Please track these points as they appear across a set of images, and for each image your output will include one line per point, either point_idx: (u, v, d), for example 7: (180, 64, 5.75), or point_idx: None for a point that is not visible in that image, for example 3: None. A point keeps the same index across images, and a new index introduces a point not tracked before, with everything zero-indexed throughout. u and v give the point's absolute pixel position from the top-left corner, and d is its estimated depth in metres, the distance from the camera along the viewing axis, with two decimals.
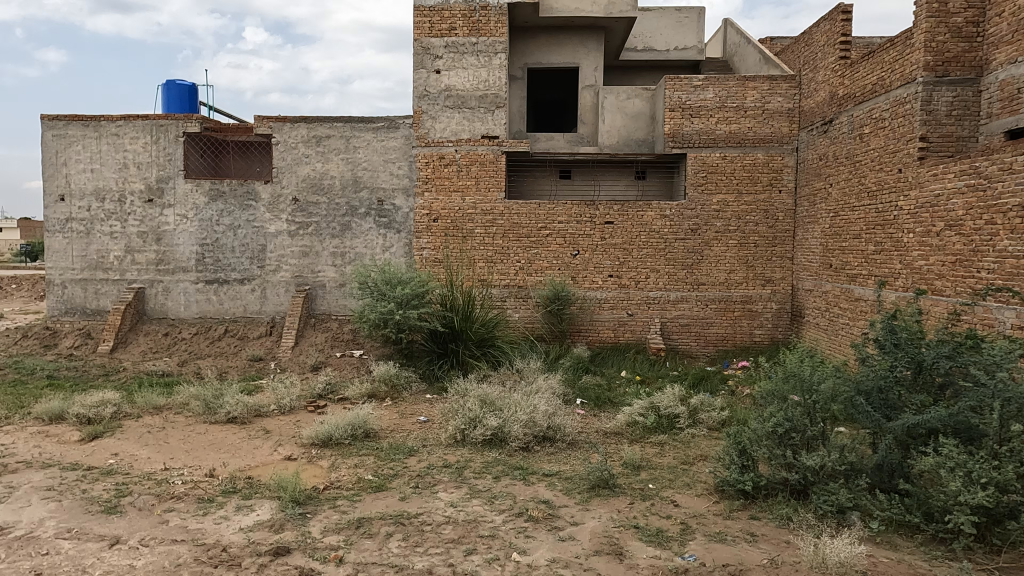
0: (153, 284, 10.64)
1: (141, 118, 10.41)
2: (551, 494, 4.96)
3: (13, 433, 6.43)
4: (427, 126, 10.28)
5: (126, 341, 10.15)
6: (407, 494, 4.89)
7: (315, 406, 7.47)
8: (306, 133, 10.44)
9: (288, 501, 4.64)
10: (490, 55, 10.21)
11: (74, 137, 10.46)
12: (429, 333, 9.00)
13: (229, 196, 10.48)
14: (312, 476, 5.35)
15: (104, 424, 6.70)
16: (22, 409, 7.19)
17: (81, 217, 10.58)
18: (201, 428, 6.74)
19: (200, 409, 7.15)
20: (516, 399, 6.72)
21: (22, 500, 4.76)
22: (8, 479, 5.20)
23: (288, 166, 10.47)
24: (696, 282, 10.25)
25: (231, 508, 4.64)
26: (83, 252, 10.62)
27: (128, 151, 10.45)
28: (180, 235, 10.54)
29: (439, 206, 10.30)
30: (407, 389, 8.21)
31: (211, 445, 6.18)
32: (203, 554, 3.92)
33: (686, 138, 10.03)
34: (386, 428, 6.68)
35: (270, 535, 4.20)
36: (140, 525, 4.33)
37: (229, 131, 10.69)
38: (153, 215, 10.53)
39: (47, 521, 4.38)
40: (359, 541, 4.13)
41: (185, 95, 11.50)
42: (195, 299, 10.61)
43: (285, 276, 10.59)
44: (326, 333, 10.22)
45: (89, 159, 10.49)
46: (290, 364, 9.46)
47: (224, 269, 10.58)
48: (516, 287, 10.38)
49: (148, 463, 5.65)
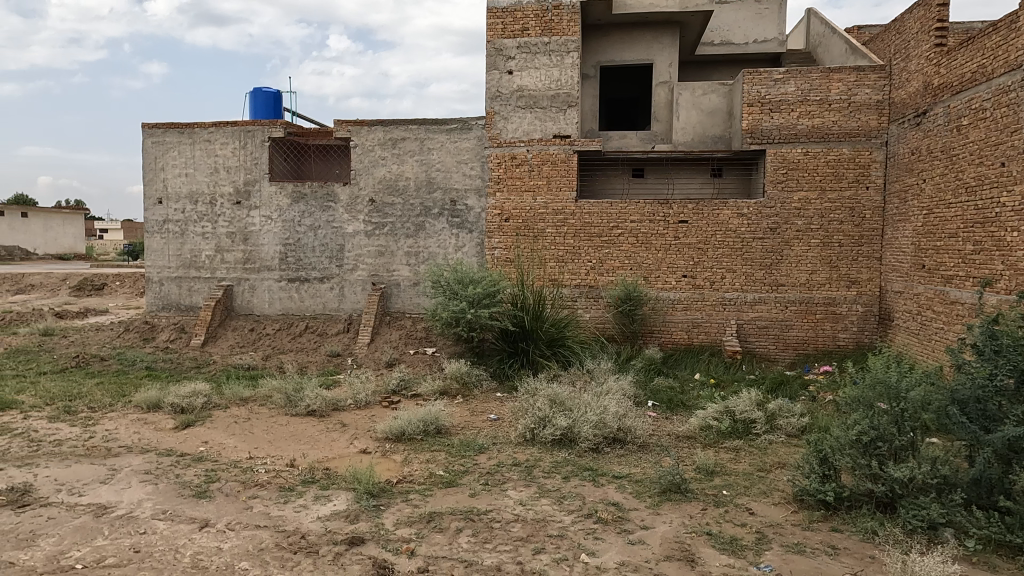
0: (241, 282, 11.21)
1: (230, 125, 10.98)
2: (621, 496, 4.90)
3: (116, 420, 6.93)
4: (499, 126, 10.37)
5: (216, 335, 10.76)
6: (477, 491, 4.95)
7: (389, 402, 7.67)
8: (383, 136, 10.74)
9: (363, 493, 4.80)
10: (562, 54, 10.18)
11: (170, 144, 11.18)
12: (500, 332, 9.09)
13: (310, 198, 10.92)
14: (386, 470, 5.51)
15: (196, 413, 7.13)
16: (123, 398, 7.74)
17: (176, 218, 11.28)
18: (283, 419, 7.06)
19: (281, 402, 7.48)
20: (587, 399, 6.67)
21: (123, 482, 5.12)
22: (111, 462, 5.61)
23: (365, 168, 10.80)
24: (775, 282, 9.88)
25: (309, 497, 4.82)
26: (178, 252, 11.32)
27: (218, 156, 11.05)
28: (265, 235, 11.06)
29: (510, 206, 10.38)
30: (478, 387, 8.31)
31: (293, 436, 6.46)
32: (284, 540, 4.06)
33: (766, 134, 9.70)
34: (457, 425, 6.78)
35: (346, 525, 4.34)
36: (227, 510, 4.58)
37: (311, 135, 11.10)
38: (241, 217, 11.09)
39: (145, 503, 4.69)
40: (430, 534, 4.20)
41: (270, 102, 12.07)
42: (279, 296, 11.12)
43: (362, 275, 10.92)
44: (400, 330, 10.46)
45: (184, 164, 11.17)
46: (367, 361, 9.74)
47: (306, 268, 11.02)
48: (587, 287, 10.30)
49: (234, 452, 5.96)
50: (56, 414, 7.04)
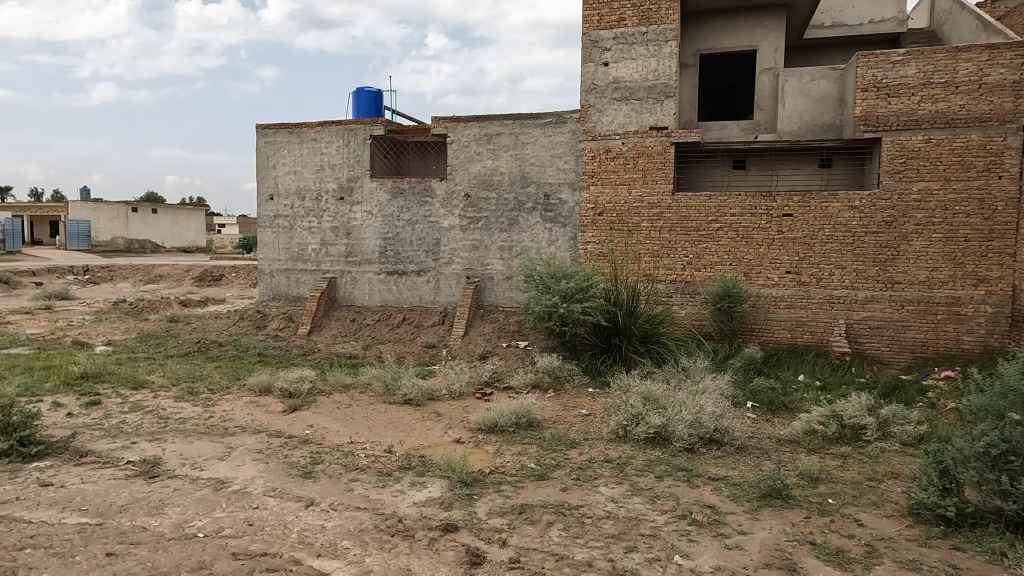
0: (343, 274, 11.74)
1: (335, 124, 11.50)
2: (717, 499, 4.75)
3: (232, 401, 7.47)
4: (594, 119, 10.27)
5: (321, 325, 11.35)
6: (569, 485, 4.96)
7: (482, 393, 7.81)
8: (479, 131, 10.90)
9: (456, 482, 4.92)
10: (660, 43, 9.92)
11: (281, 143, 11.86)
12: (592, 327, 9.03)
13: (408, 194, 11.27)
14: (479, 460, 5.61)
15: (303, 398, 7.55)
16: (239, 382, 8.32)
17: (286, 214, 11.97)
18: (382, 406, 7.35)
19: (380, 390, 7.79)
20: (682, 398, 6.51)
21: (239, 459, 5.51)
22: (228, 440, 6.05)
23: (461, 164, 11.01)
24: (890, 280, 9.23)
25: (406, 483, 5.00)
26: (287, 245, 12.01)
27: (324, 155, 11.61)
28: (366, 230, 11.51)
29: (605, 200, 10.26)
30: (570, 381, 8.29)
31: (391, 423, 6.71)
32: (383, 523, 4.20)
33: (882, 120, 9.07)
34: (549, 418, 6.81)
35: (441, 511, 4.46)
36: (330, 491, 4.81)
37: (409, 131, 11.48)
38: (344, 212, 11.60)
39: (257, 479, 5.02)
40: (521, 526, 4.24)
41: (372, 101, 12.53)
42: (378, 288, 11.56)
43: (457, 268, 11.15)
44: (493, 323, 10.61)
45: (293, 162, 11.82)
46: (461, 353, 9.96)
47: (404, 261, 11.38)
48: (683, 283, 10.04)
49: (337, 436, 6.26)
50: (181, 394, 7.68)
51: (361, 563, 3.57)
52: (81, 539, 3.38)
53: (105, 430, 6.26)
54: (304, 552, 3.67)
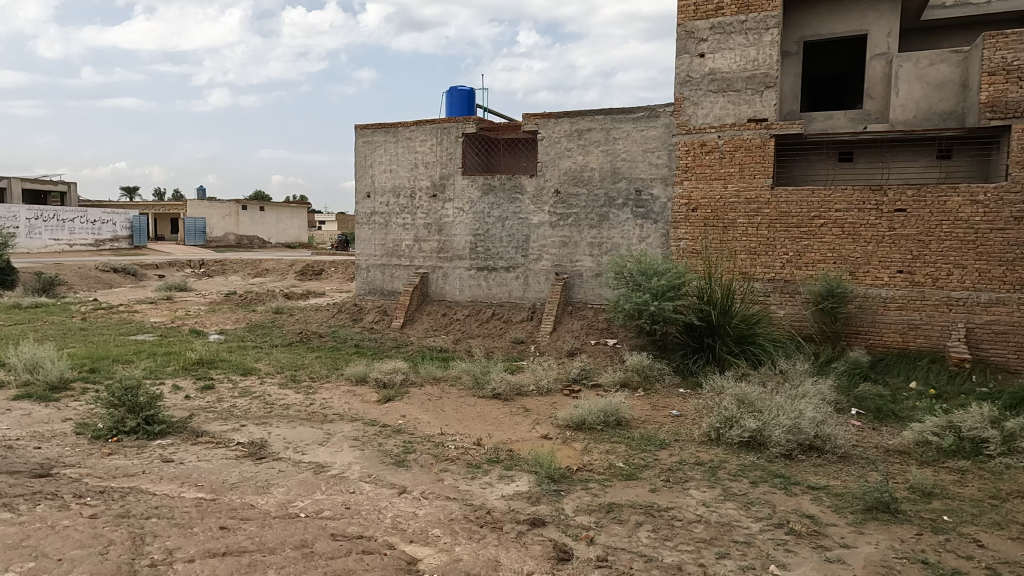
0: (435, 270, 12.04)
1: (429, 123, 11.79)
2: (817, 509, 4.52)
3: (331, 390, 7.85)
4: (689, 112, 9.99)
5: (414, 319, 11.71)
6: (658, 486, 4.86)
7: (570, 390, 7.79)
8: (569, 127, 10.86)
9: (544, 477, 4.94)
10: (760, 32, 9.51)
11: (378, 143, 12.30)
12: (684, 326, 8.81)
13: (499, 190, 11.39)
14: (567, 457, 5.61)
15: (396, 389, 7.82)
16: (337, 371, 8.72)
17: (382, 211, 12.40)
18: (471, 400, 7.49)
19: (470, 384, 7.94)
20: (780, 402, 6.22)
21: (337, 445, 5.78)
22: (327, 426, 6.36)
23: (551, 160, 11.01)
24: (1019, 281, 8.43)
25: (494, 476, 5.07)
26: (382, 241, 12.45)
27: (418, 153, 11.93)
28: (458, 226, 11.75)
29: (699, 195, 9.97)
30: (660, 381, 8.12)
31: (479, 417, 6.82)
32: (472, 513, 4.27)
33: (1012, 106, 8.30)
34: (638, 418, 6.70)
35: (528, 505, 4.49)
36: (422, 480, 4.95)
37: (500, 129, 11.60)
38: (437, 209, 11.88)
39: (354, 465, 5.25)
40: (609, 525, 4.20)
41: (464, 99, 12.76)
42: (469, 284, 11.77)
43: (546, 265, 11.17)
44: (581, 320, 10.56)
45: (389, 161, 12.23)
46: (549, 349, 9.98)
47: (494, 257, 11.53)
48: (782, 281, 9.60)
49: (428, 427, 6.43)
50: (285, 382, 8.15)
51: (452, 551, 3.64)
52: (197, 512, 3.63)
53: (218, 413, 6.73)
54: (397, 537, 3.79)
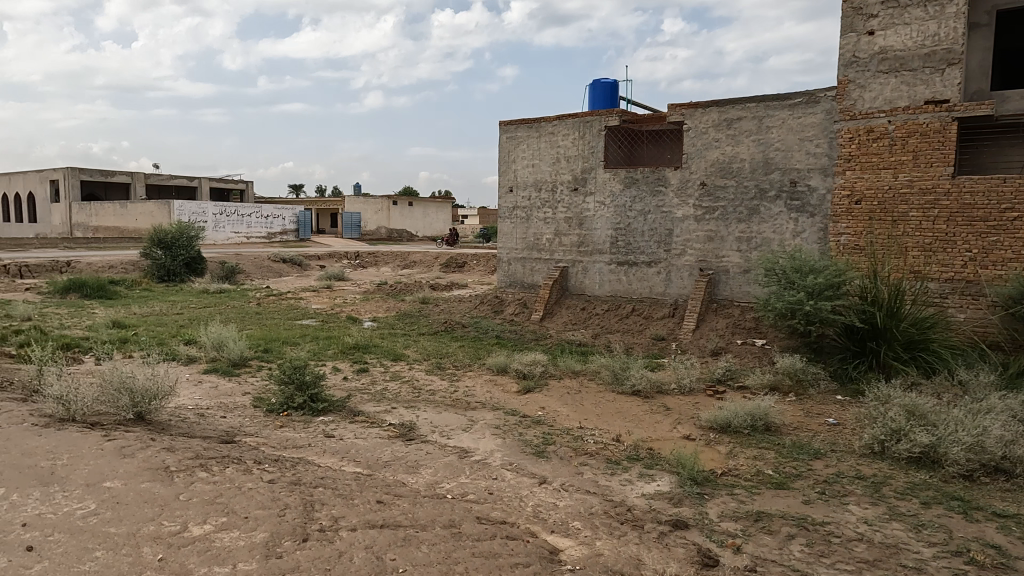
0: (575, 264, 12.07)
1: (572, 117, 11.82)
2: (1003, 539, 4.00)
3: (473, 378, 8.14)
4: (854, 96, 9.20)
5: (553, 312, 11.83)
6: (812, 498, 4.55)
7: (714, 391, 7.50)
8: (718, 117, 10.41)
9: (686, 479, 4.80)
10: (943, 3, 8.53)
11: (521, 138, 12.55)
12: (843, 328, 8.17)
13: (642, 183, 11.18)
14: (710, 459, 5.41)
15: (536, 380, 7.95)
16: (479, 361, 9.02)
17: (524, 205, 12.65)
18: (610, 395, 7.43)
19: (609, 379, 7.89)
20: (958, 416, 5.58)
21: (480, 432, 5.98)
22: (470, 413, 6.60)
23: (698, 152, 10.62)
24: None
25: (634, 473, 5.00)
26: (524, 235, 12.70)
27: (560, 147, 12.02)
28: (599, 220, 11.68)
29: (863, 186, 9.17)
30: (814, 387, 7.58)
31: (619, 413, 6.76)
32: (612, 509, 4.24)
33: None
34: (789, 424, 6.31)
35: (670, 506, 4.39)
36: (562, 472, 5.00)
37: (644, 121, 11.35)
38: (578, 203, 11.90)
39: (496, 452, 5.41)
40: (757, 534, 4.00)
41: (608, 92, 12.65)
42: (608, 279, 11.68)
43: (689, 260, 10.80)
44: (726, 319, 10.10)
45: (531, 156, 12.44)
46: (691, 348, 9.67)
47: (635, 252, 11.34)
48: (962, 282, 8.57)
49: (567, 419, 6.48)
50: (431, 368, 8.57)
51: (592, 545, 3.65)
52: (357, 485, 3.92)
53: (372, 394, 7.22)
54: (538, 526, 3.85)
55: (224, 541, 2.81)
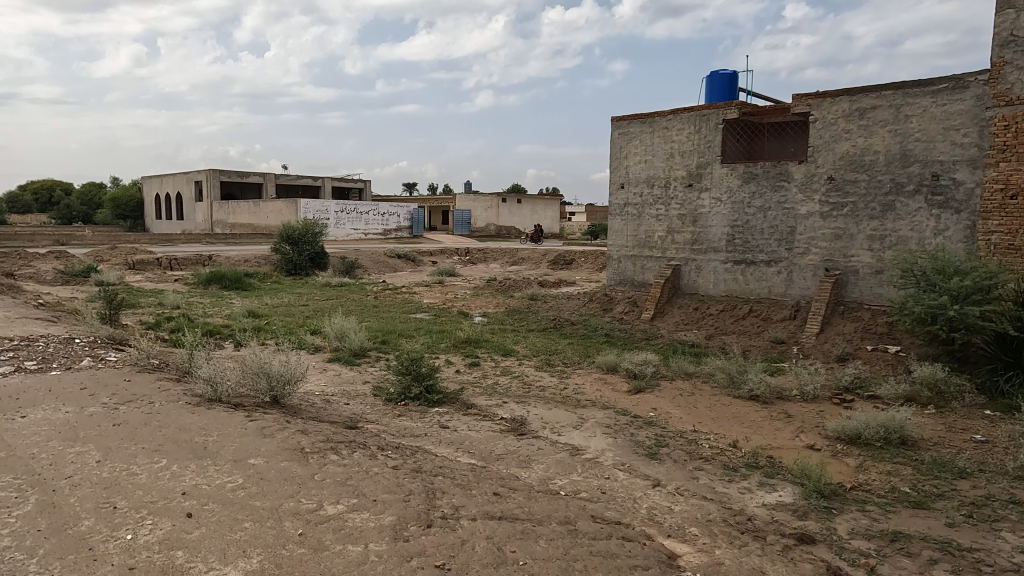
0: (688, 262, 11.73)
1: (687, 111, 11.48)
2: None
3: (583, 376, 8.11)
4: (1010, 79, 8.27)
5: (664, 311, 11.57)
6: (958, 522, 4.16)
7: (841, 399, 7.03)
8: (848, 107, 9.73)
9: (811, 491, 4.54)
10: None
11: (634, 133, 12.37)
12: (994, 336, 7.40)
13: (762, 178, 10.67)
14: (838, 472, 5.09)
15: (647, 381, 7.79)
16: (589, 359, 8.98)
17: (635, 202, 12.46)
18: (726, 399, 7.16)
19: (724, 382, 7.61)
20: None
21: (591, 430, 5.95)
22: (581, 411, 6.59)
23: (825, 144, 9.98)
24: None
25: (754, 482, 4.79)
26: (635, 232, 12.53)
27: (675, 142, 11.71)
28: (714, 217, 11.28)
29: (1021, 179, 8.24)
30: (958, 399, 6.91)
31: (735, 418, 6.50)
32: (731, 517, 4.08)
33: None
34: (928, 438, 5.81)
35: (794, 519, 4.17)
36: (676, 475, 4.88)
37: (767, 113, 10.79)
38: (692, 199, 11.54)
39: (608, 452, 5.37)
40: (894, 556, 3.71)
41: (726, 83, 12.16)
42: (724, 278, 11.26)
43: (814, 259, 10.19)
44: (855, 322, 9.45)
45: (644, 151, 12.22)
46: (814, 352, 9.13)
47: (753, 251, 10.85)
48: None
49: (680, 422, 6.32)
50: (541, 365, 8.63)
51: (711, 553, 3.53)
52: (474, 476, 4.02)
53: (484, 388, 7.38)
54: (654, 529, 3.79)
55: (355, 521, 2.97)
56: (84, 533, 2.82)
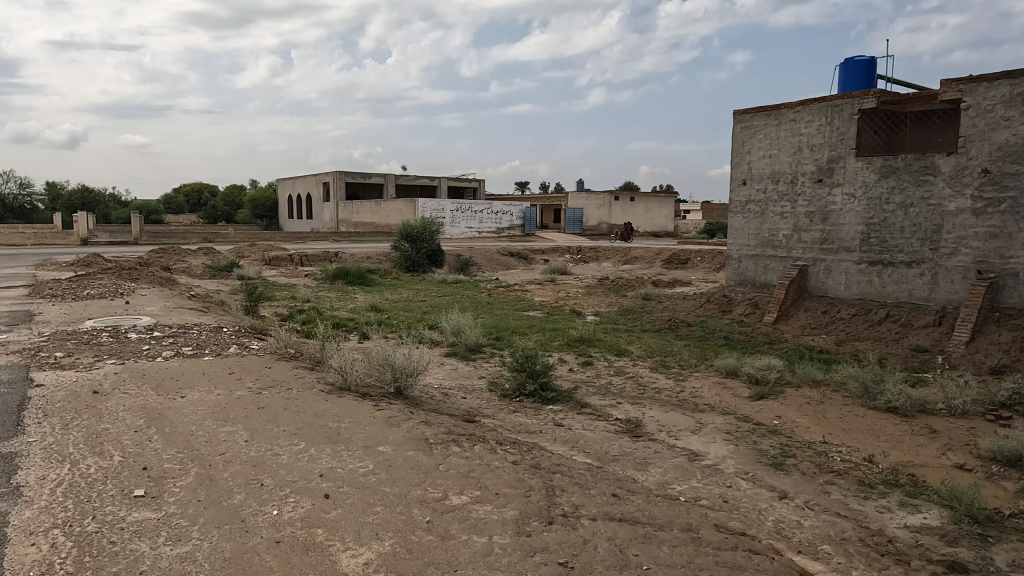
0: (816, 263, 11.05)
1: (818, 101, 10.82)
2: None
3: (701, 379, 7.84)
4: None
5: (789, 314, 10.96)
6: None
7: (996, 416, 6.34)
8: (1008, 91, 8.75)
9: (963, 515, 4.12)
10: None
11: (757, 127, 11.88)
12: None
13: (903, 172, 9.83)
14: (994, 496, 4.60)
15: (770, 387, 7.41)
16: (707, 361, 8.69)
17: (758, 199, 11.94)
18: (860, 410, 6.66)
19: (857, 392, 7.08)
20: None
21: (710, 436, 5.75)
22: (699, 416, 6.38)
23: (979, 133, 9.03)
24: None
25: (893, 501, 4.43)
26: (757, 231, 12.00)
27: (803, 135, 11.10)
28: (847, 215, 10.53)
29: None
30: None
31: (871, 431, 6.04)
32: (869, 538, 3.79)
33: None
34: None
35: (942, 545, 3.81)
36: (805, 488, 4.60)
37: (909, 101, 9.90)
38: (822, 195, 10.85)
39: (729, 459, 5.16)
40: None
41: (863, 71, 11.31)
42: (857, 280, 10.49)
43: (963, 261, 9.25)
44: (1013, 331, 8.48)
45: (768, 146, 11.70)
46: (963, 363, 8.30)
47: (891, 251, 10.03)
48: None
49: (808, 432, 5.96)
50: (656, 366, 8.44)
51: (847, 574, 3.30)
52: (591, 476, 4.00)
53: (598, 388, 7.33)
54: (783, 544, 3.59)
55: (479, 512, 3.05)
56: (237, 506, 3.09)
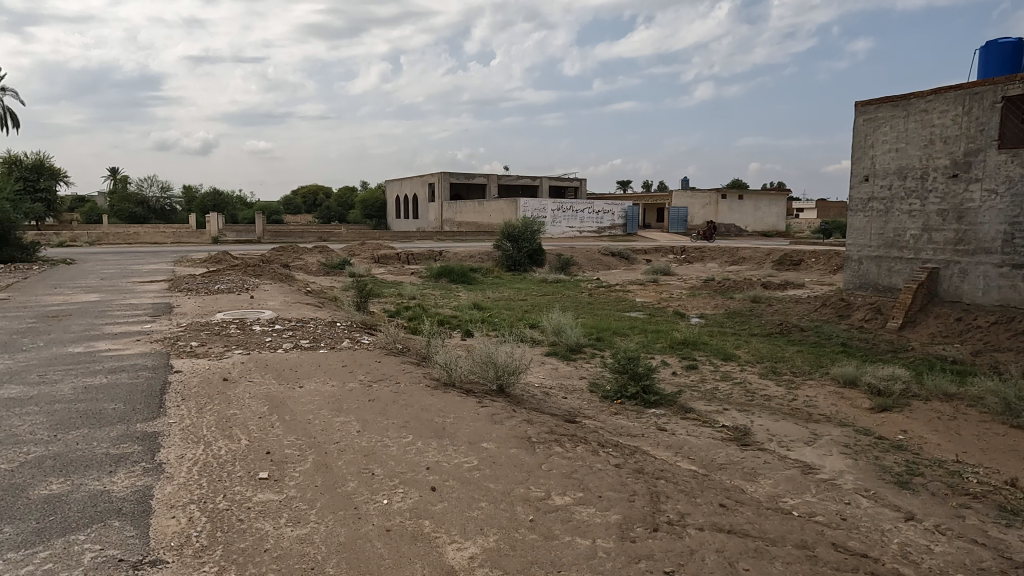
0: (950, 265, 10.15)
1: (953, 90, 9.98)
2: None
3: (815, 388, 7.41)
4: None
5: (915, 321, 10.08)
6: None
7: None
8: None
9: None
10: None
11: (883, 119, 11.13)
12: None
13: None
14: None
15: (894, 399, 6.88)
16: (822, 369, 8.20)
17: (882, 196, 11.18)
18: (1000, 428, 6.05)
19: (998, 409, 6.43)
20: None
21: (826, 448, 5.43)
22: (813, 426, 6.03)
23: None
24: None
25: None
26: (881, 231, 11.24)
27: (935, 127, 10.28)
28: (986, 213, 9.58)
29: None
30: None
31: (1014, 451, 5.46)
32: (1013, 569, 3.42)
33: None
34: None
35: None
36: (935, 511, 4.23)
37: None
38: (957, 191, 9.95)
39: (847, 474, 4.84)
40: None
41: (1008, 54, 10.26)
42: (997, 284, 9.52)
43: None
44: None
45: (895, 139, 10.92)
46: None
47: None
48: None
49: (938, 450, 5.48)
50: (766, 372, 8.07)
51: None
52: (697, 484, 3.88)
53: (703, 393, 7.11)
54: (910, 570, 3.31)
55: (582, 514, 3.03)
56: (350, 493, 3.24)
